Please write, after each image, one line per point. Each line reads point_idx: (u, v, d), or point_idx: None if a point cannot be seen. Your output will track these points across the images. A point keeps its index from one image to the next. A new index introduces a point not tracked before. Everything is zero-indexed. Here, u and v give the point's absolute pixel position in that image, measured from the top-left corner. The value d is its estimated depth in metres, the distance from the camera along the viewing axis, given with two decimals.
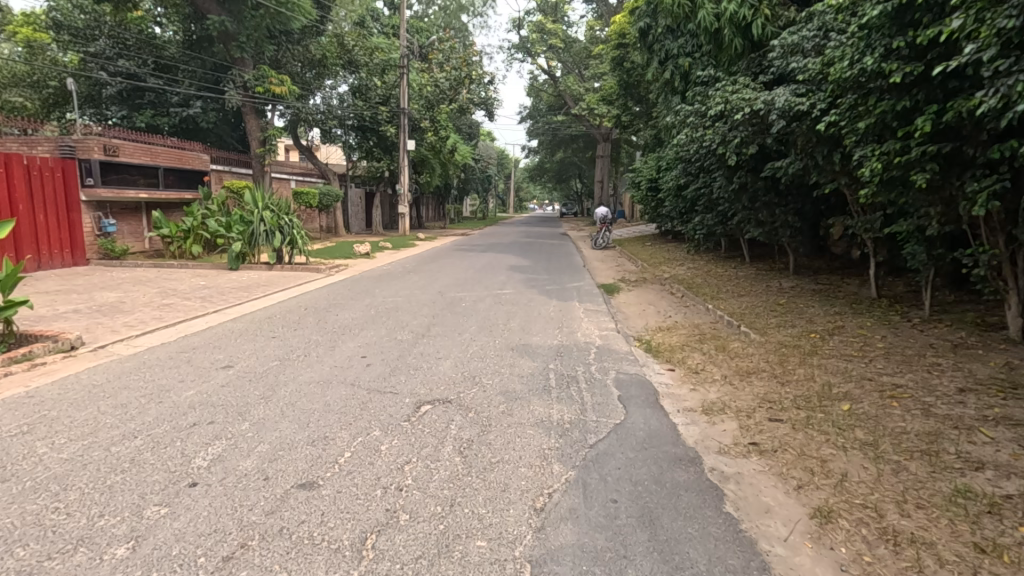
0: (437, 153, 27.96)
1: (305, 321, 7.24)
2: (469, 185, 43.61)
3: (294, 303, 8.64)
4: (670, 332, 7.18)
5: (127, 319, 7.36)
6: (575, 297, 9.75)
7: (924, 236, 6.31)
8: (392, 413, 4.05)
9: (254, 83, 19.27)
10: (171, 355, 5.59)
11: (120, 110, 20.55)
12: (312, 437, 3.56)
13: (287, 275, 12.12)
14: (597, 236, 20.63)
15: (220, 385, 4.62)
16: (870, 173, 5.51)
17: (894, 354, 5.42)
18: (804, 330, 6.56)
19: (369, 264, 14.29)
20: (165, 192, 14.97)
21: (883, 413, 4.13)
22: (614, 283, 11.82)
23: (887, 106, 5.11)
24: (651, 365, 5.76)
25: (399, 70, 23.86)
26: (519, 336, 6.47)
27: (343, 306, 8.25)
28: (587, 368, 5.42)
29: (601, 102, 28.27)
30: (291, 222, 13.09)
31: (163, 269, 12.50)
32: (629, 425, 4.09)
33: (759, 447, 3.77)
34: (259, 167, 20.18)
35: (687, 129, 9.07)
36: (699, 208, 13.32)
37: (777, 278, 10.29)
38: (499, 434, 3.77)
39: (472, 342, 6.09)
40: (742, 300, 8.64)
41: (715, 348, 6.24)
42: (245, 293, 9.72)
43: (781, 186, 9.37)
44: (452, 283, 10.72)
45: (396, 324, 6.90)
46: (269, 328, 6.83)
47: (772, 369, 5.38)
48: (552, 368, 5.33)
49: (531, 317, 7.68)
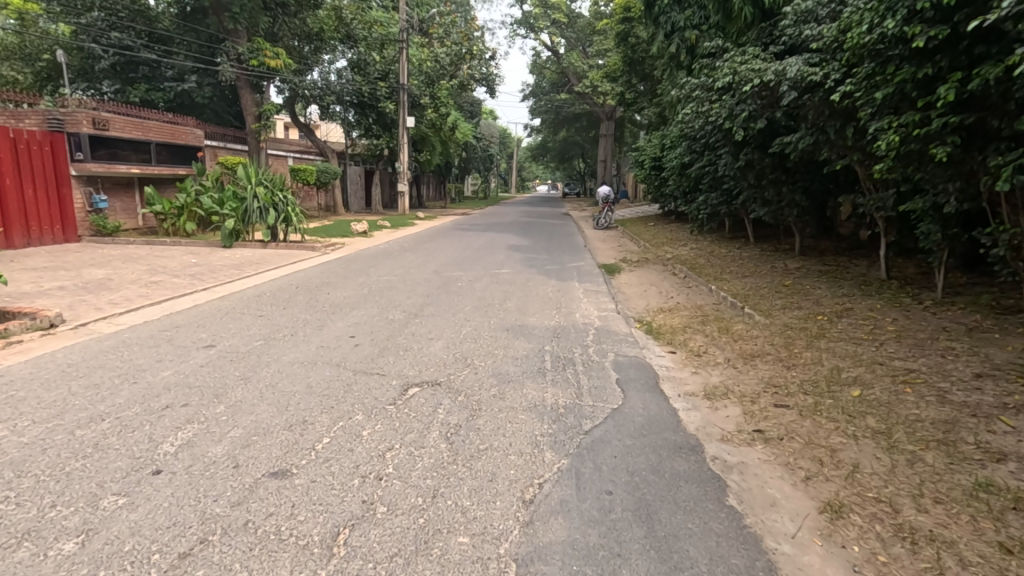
0: (438, 131, 27.67)
1: (295, 299, 7.01)
2: (471, 164, 43.06)
3: (286, 281, 8.40)
4: (672, 314, 6.95)
5: (112, 296, 7.16)
6: (575, 276, 9.52)
7: (939, 215, 6.03)
8: (376, 395, 3.85)
9: (249, 56, 18.68)
10: (153, 334, 5.37)
11: (114, 85, 20.32)
12: (289, 422, 3.36)
13: (282, 253, 11.86)
14: (599, 216, 20.31)
15: (199, 365, 4.42)
16: (887, 147, 5.23)
17: (905, 337, 5.19)
18: (811, 312, 6.32)
19: (366, 242, 14.03)
20: (158, 168, 14.67)
21: (896, 399, 3.92)
22: (615, 263, 11.55)
23: (908, 74, 4.82)
24: (651, 347, 5.53)
25: (399, 44, 23.39)
26: (514, 316, 6.27)
27: (336, 284, 8.05)
28: (585, 349, 5.21)
29: (605, 79, 27.70)
30: (286, 199, 12.78)
31: (154, 246, 12.26)
32: (627, 410, 3.88)
33: (764, 435, 3.56)
34: (254, 143, 19.70)
35: (692, 103, 8.74)
36: (703, 186, 12.97)
37: (782, 259, 10.02)
38: (489, 419, 3.56)
39: (466, 323, 5.87)
40: (746, 281, 8.39)
41: (717, 330, 6.04)
42: (236, 271, 9.51)
43: (789, 163, 9.05)
44: (449, 262, 10.47)
45: (389, 303, 6.71)
46: (256, 307, 6.61)
47: (778, 352, 5.16)
48: (548, 349, 5.11)
49: (528, 297, 7.47)
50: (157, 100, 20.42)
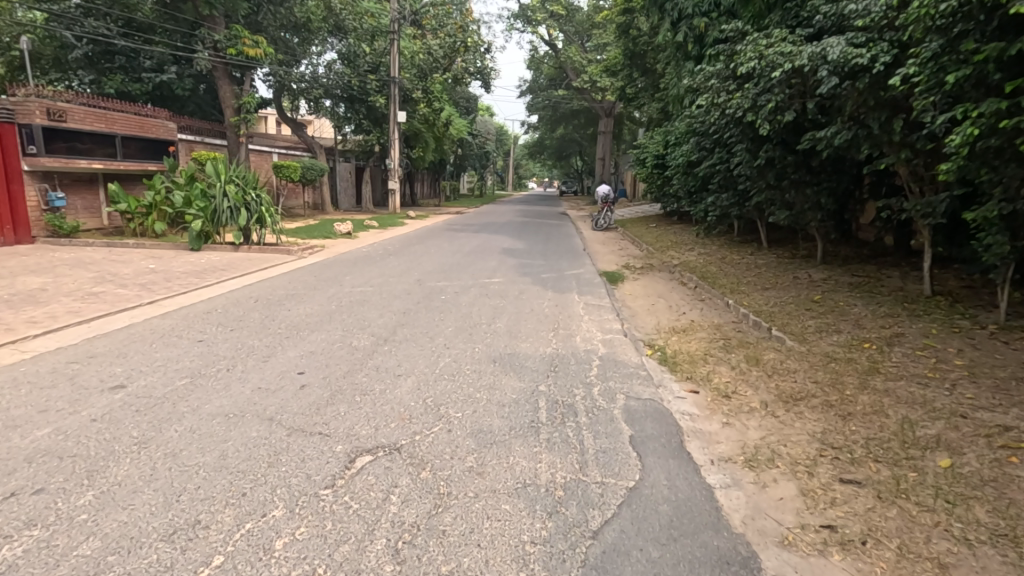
0: (431, 127, 26.80)
1: (250, 317, 6.02)
2: (467, 162, 41.95)
3: (246, 292, 7.37)
4: (688, 337, 5.97)
5: (35, 313, 6.10)
6: (574, 286, 8.56)
7: (1009, 224, 5.07)
8: (309, 471, 2.87)
9: (226, 44, 17.46)
10: (56, 368, 4.34)
11: (88, 75, 19.04)
12: (174, 526, 2.37)
13: (255, 257, 10.85)
14: (599, 216, 19.37)
15: (92, 419, 3.40)
16: (961, 142, 4.24)
17: (980, 375, 4.23)
18: (854, 339, 5.35)
19: (348, 245, 13.00)
20: (125, 163, 13.60)
21: (1004, 477, 2.95)
22: (617, 270, 10.58)
23: (997, 50, 3.83)
24: (668, 386, 4.53)
25: (391, 36, 22.49)
26: (503, 342, 5.27)
27: (302, 297, 7.03)
28: (589, 390, 4.22)
29: (603, 74, 26.75)
30: (259, 198, 11.69)
31: (114, 249, 11.22)
32: (647, 491, 2.90)
33: (839, 535, 2.61)
34: (234, 138, 18.63)
35: (707, 94, 7.76)
36: (713, 186, 12.02)
37: (802, 268, 9.06)
38: (462, 514, 2.58)
39: (444, 352, 4.86)
40: (767, 295, 7.43)
41: (745, 359, 5.10)
42: (195, 279, 8.49)
43: (815, 162, 8.10)
44: (435, 269, 9.48)
45: (356, 324, 5.71)
46: (199, 329, 5.58)
47: (826, 395, 4.20)
48: (544, 392, 4.09)
49: (521, 314, 6.47)
50: (134, 92, 19.34)
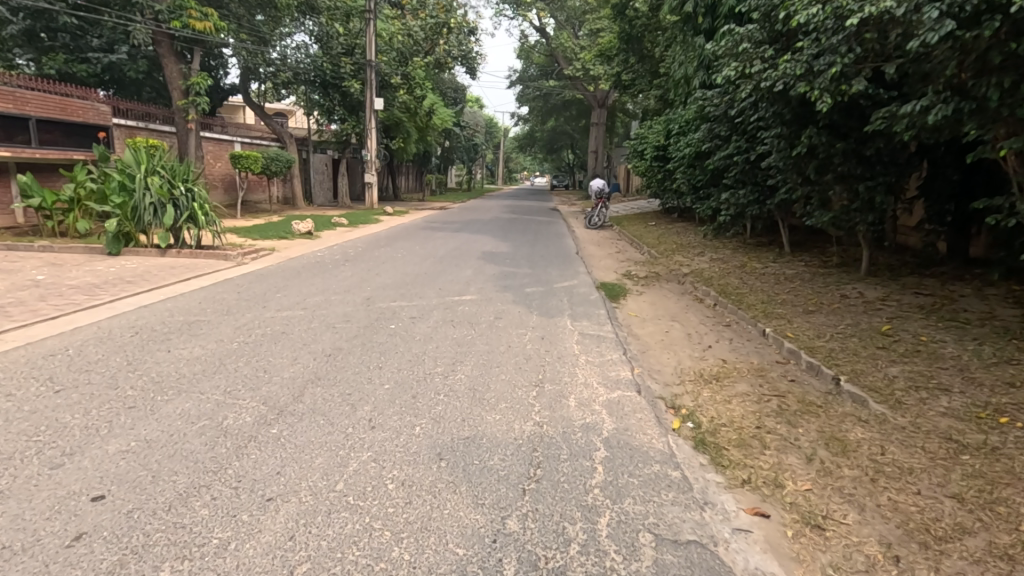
0: (413, 116, 24.98)
1: (102, 366, 4.17)
2: (452, 154, 39.98)
3: (128, 319, 5.50)
4: (725, 392, 4.25)
5: None
6: (565, 305, 6.82)
7: None
8: None
9: (169, 16, 15.14)
10: None
11: (26, 54, 17.02)
12: None
13: (182, 264, 8.98)
14: (592, 213, 17.65)
15: None
16: None
17: None
18: (976, 405, 3.65)
19: (304, 247, 11.15)
20: (43, 150, 11.70)
21: None
22: (618, 280, 8.82)
23: None
24: (719, 504, 2.78)
25: (366, 16, 20.67)
26: (458, 414, 3.49)
27: (200, 328, 5.19)
28: (595, 530, 2.46)
29: (597, 61, 25.00)
30: (190, 192, 9.79)
31: (13, 253, 9.29)
32: None
33: None
34: (182, 124, 16.41)
35: (736, 60, 5.98)
36: (726, 180, 10.36)
37: (846, 281, 7.36)
38: None
39: (363, 441, 3.10)
40: (816, 322, 5.72)
41: (824, 444, 3.36)
42: (81, 296, 6.63)
43: (869, 151, 6.41)
44: (393, 282, 7.68)
45: (248, 381, 3.89)
46: (11, 388, 3.74)
47: (994, 535, 2.50)
48: (516, 541, 2.33)
49: (493, 355, 4.70)
50: (79, 73, 17.37)
